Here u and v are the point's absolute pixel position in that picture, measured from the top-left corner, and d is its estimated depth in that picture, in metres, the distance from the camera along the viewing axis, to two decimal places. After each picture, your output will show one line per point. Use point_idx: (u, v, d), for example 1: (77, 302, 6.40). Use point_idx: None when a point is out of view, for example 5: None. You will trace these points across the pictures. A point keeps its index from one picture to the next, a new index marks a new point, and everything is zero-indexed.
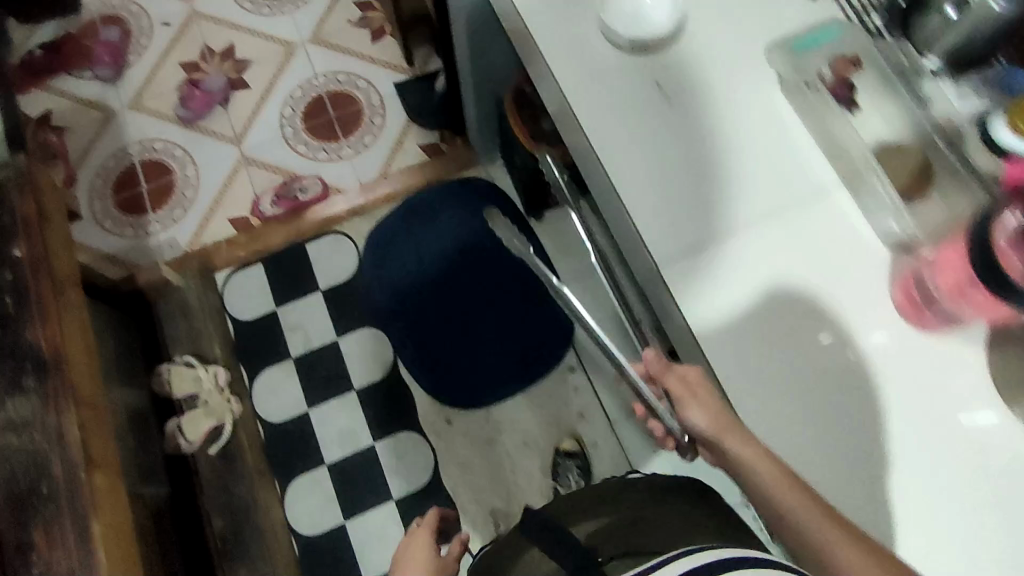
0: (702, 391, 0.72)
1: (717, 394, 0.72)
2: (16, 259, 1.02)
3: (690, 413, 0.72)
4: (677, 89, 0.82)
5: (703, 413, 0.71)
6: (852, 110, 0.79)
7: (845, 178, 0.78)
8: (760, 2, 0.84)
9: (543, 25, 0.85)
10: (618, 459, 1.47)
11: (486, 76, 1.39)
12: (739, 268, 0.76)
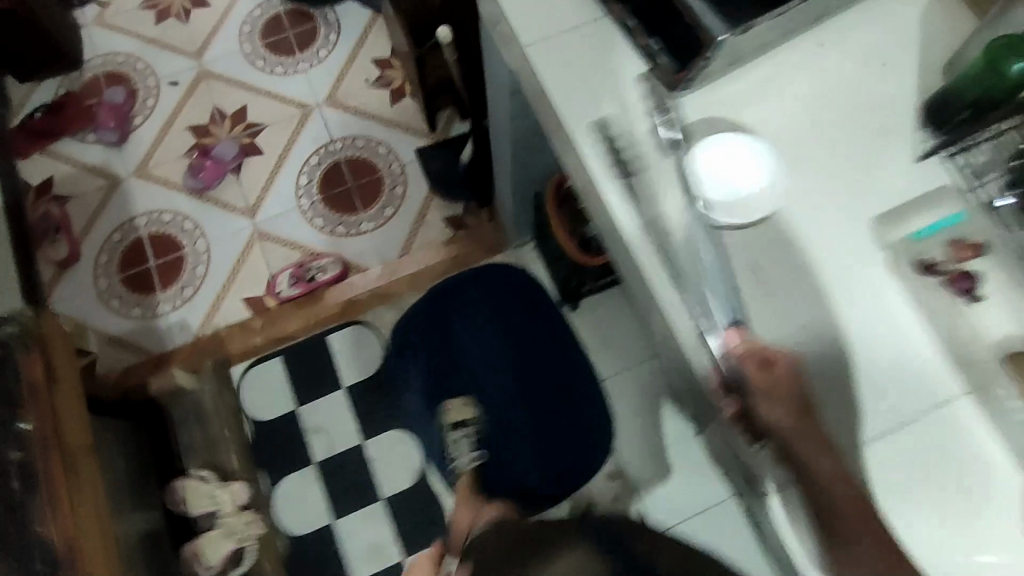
0: (788, 384, 0.66)
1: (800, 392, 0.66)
2: (22, 435, 0.98)
3: (769, 409, 0.65)
4: (773, 277, 0.73)
5: (782, 410, 0.64)
6: (973, 302, 0.71)
7: (972, 390, 0.69)
8: (855, 174, 0.76)
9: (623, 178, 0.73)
10: None
11: (525, 179, 1.28)
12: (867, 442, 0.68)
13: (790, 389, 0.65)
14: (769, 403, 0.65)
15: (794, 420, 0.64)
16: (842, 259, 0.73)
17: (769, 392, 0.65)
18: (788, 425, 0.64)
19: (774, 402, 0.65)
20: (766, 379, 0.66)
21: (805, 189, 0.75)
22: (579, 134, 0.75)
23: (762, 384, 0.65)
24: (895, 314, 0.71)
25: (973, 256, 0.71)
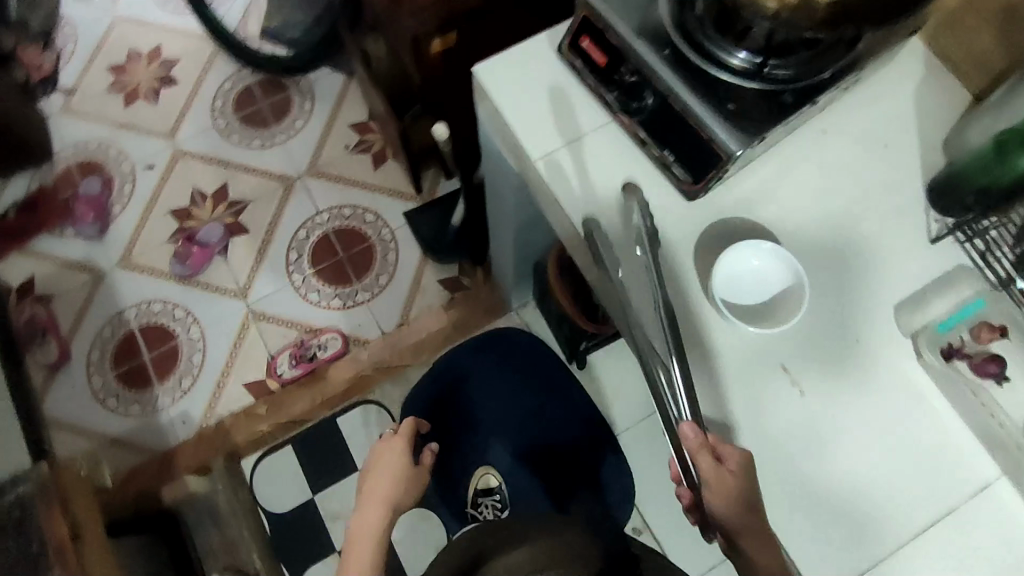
0: (738, 480, 0.67)
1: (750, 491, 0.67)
2: None
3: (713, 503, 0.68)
4: (799, 371, 0.74)
5: (726, 506, 0.67)
6: (1005, 382, 0.72)
7: (1011, 473, 0.70)
8: (876, 262, 0.78)
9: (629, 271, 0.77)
10: None
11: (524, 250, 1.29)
12: (899, 536, 0.69)
13: (743, 484, 0.67)
14: (723, 498, 0.67)
15: (740, 517, 0.67)
16: (868, 353, 0.75)
17: (722, 487, 0.67)
18: (737, 520, 0.67)
19: (728, 495, 0.67)
20: (717, 476, 0.67)
21: (828, 281, 0.77)
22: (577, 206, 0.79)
23: (711, 480, 0.67)
24: (925, 403, 0.73)
25: (994, 337, 0.73)
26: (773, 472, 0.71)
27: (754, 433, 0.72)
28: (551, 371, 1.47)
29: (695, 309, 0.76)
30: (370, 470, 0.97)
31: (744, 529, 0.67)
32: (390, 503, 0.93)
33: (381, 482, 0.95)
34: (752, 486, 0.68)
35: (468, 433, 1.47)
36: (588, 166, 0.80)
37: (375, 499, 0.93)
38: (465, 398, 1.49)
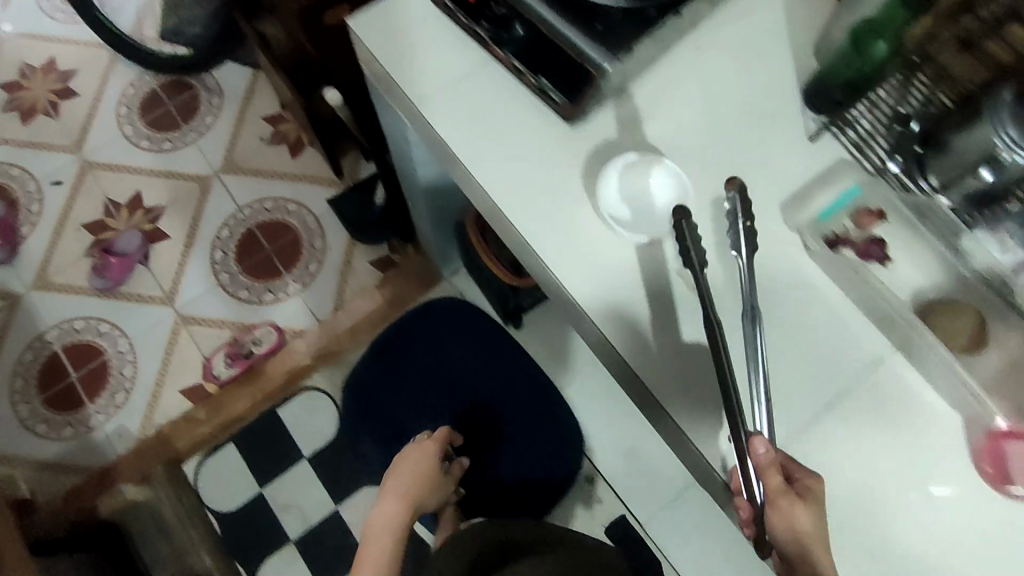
0: (807, 503, 0.64)
1: (817, 511, 0.64)
2: None
3: (776, 522, 0.63)
4: (692, 276, 0.75)
5: (795, 524, 0.63)
6: (885, 264, 0.75)
7: (897, 344, 0.73)
8: (759, 165, 0.79)
9: (518, 202, 0.78)
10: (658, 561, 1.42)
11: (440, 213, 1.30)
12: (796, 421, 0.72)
13: (813, 508, 0.64)
14: (791, 521, 0.63)
15: (809, 534, 0.63)
16: (755, 253, 0.76)
17: (789, 506, 0.63)
18: (807, 539, 0.63)
19: (797, 516, 0.63)
20: (784, 493, 0.63)
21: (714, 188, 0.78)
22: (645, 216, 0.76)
23: (779, 496, 0.63)
24: (810, 289, 0.75)
25: (876, 223, 0.76)
26: (683, 379, 0.72)
27: (658, 344, 0.73)
28: (483, 331, 1.48)
29: (589, 228, 0.77)
30: (404, 464, 1.11)
31: (811, 555, 0.62)
32: (411, 493, 1.08)
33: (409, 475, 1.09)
34: (822, 515, 0.64)
35: (410, 409, 1.45)
36: (471, 104, 0.81)
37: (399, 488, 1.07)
38: (447, 390, 1.45)
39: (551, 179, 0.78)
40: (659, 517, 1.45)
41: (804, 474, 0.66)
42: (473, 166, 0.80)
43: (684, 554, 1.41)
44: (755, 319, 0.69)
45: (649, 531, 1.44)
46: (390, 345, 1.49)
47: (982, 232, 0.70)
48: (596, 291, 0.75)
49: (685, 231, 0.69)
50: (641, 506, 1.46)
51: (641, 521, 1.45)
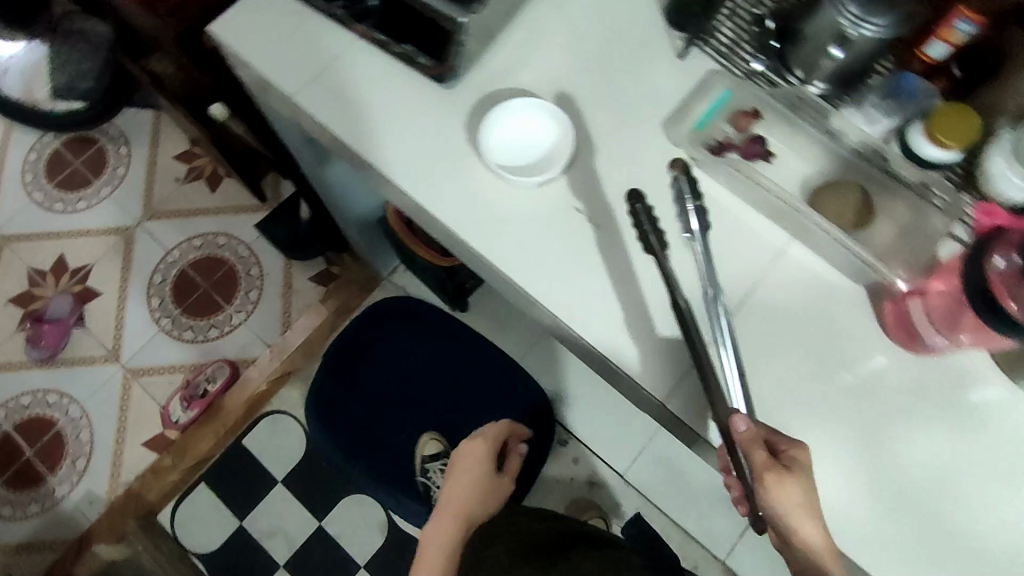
0: (795, 475, 0.64)
1: (808, 481, 0.65)
2: None
3: (768, 497, 0.64)
4: (589, 207, 0.76)
5: (785, 497, 0.64)
6: (769, 160, 0.77)
7: (793, 233, 0.76)
8: (634, 88, 0.80)
9: (409, 172, 0.78)
10: (644, 505, 1.44)
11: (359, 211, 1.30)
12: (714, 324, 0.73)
13: (801, 480, 0.64)
14: (779, 494, 0.64)
15: (799, 505, 0.64)
16: (646, 172, 0.77)
17: (778, 480, 0.64)
18: (795, 508, 0.64)
19: (784, 489, 0.64)
20: (771, 468, 0.64)
21: (596, 119, 0.79)
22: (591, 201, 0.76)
23: (766, 472, 0.64)
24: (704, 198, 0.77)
25: (754, 122, 0.77)
26: (598, 306, 0.73)
27: (566, 277, 0.74)
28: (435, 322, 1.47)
29: (480, 182, 0.78)
30: (459, 473, 1.02)
31: (798, 521, 0.64)
32: (470, 505, 1.01)
33: (465, 486, 1.01)
34: (812, 484, 0.65)
35: (378, 413, 1.43)
36: (344, 86, 0.81)
37: (457, 501, 1.00)
38: (431, 403, 1.45)
39: (436, 142, 0.79)
40: (637, 465, 1.47)
41: (790, 445, 0.66)
42: (358, 146, 0.80)
43: (668, 493, 1.44)
44: (716, 295, 0.67)
45: (631, 479, 1.46)
46: (344, 355, 1.43)
47: (850, 108, 0.75)
48: (499, 242, 0.76)
49: (641, 212, 0.67)
50: (618, 459, 1.47)
51: (620, 472, 1.46)
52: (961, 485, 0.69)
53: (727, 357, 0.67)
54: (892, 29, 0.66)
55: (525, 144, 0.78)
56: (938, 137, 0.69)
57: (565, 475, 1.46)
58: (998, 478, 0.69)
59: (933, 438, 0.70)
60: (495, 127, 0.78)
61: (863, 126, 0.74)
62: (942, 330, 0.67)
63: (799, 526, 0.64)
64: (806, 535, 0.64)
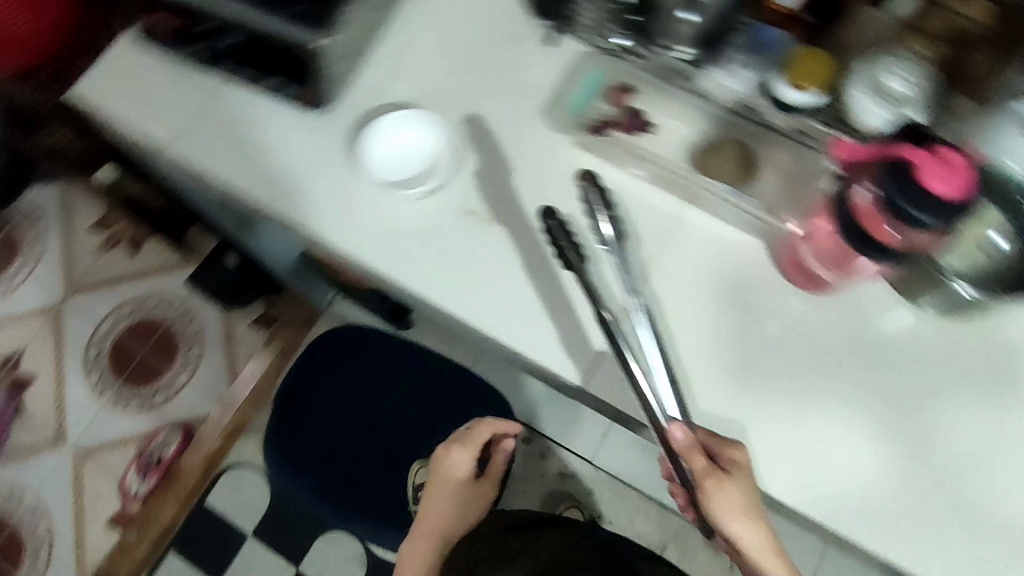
0: (733, 477, 0.64)
1: (747, 481, 0.65)
2: None
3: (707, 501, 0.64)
4: (480, 209, 0.76)
5: (723, 499, 0.64)
6: (651, 130, 0.78)
7: (684, 198, 0.76)
8: (508, 84, 0.80)
9: (297, 204, 0.77)
10: (617, 488, 1.45)
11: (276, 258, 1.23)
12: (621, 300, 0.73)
13: (739, 482, 0.64)
14: (719, 498, 0.64)
15: (738, 506, 0.64)
16: (532, 165, 0.78)
17: (717, 485, 0.64)
18: (734, 509, 0.64)
19: (724, 493, 0.64)
20: (707, 473, 0.64)
21: (476, 119, 0.79)
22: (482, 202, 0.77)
23: (704, 477, 0.64)
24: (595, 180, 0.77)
25: (626, 96, 0.79)
26: (503, 306, 0.74)
27: (470, 283, 0.75)
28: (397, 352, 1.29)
29: (371, 202, 0.77)
30: (444, 485, 1.03)
31: (738, 523, 0.64)
32: (454, 512, 1.05)
33: (449, 496, 1.04)
34: (751, 485, 0.65)
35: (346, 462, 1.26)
36: (219, 129, 0.80)
37: (441, 510, 1.03)
38: (376, 441, 1.29)
39: (320, 170, 0.78)
40: (603, 449, 1.47)
41: (728, 447, 0.67)
42: (243, 187, 0.79)
43: (638, 472, 1.45)
44: (634, 296, 0.69)
45: (600, 465, 1.46)
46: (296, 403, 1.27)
47: (714, 69, 0.75)
48: (398, 258, 0.76)
49: (556, 228, 0.67)
50: (584, 447, 1.47)
51: (589, 459, 1.46)
52: (876, 412, 0.71)
53: (654, 357, 0.68)
54: None
55: (408, 154, 0.78)
56: (804, 84, 0.71)
57: (535, 471, 1.46)
58: (913, 402, 0.71)
59: (843, 372, 0.72)
60: (376, 140, 0.77)
61: (730, 83, 0.74)
62: (830, 267, 0.69)
63: (737, 528, 0.64)
64: (749, 536, 0.64)
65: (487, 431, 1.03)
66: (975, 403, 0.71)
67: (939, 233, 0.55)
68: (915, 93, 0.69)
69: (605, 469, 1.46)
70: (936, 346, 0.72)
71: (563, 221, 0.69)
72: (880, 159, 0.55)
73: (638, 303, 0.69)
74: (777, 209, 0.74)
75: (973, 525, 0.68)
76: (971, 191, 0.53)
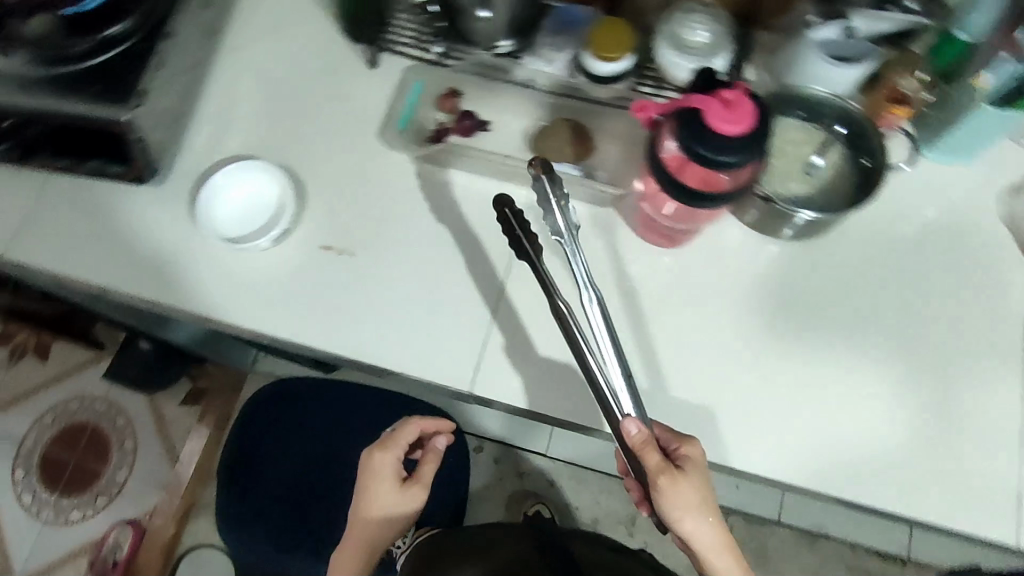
0: (689, 473, 0.63)
1: (701, 473, 0.64)
2: None
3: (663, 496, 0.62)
4: (337, 243, 0.76)
5: (680, 494, 0.62)
6: (487, 127, 0.79)
7: (531, 185, 0.77)
8: (341, 116, 0.80)
9: (150, 281, 0.75)
10: (576, 473, 1.40)
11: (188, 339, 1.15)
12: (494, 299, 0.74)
13: (694, 478, 0.63)
14: (672, 495, 0.62)
15: (693, 499, 0.63)
16: (380, 189, 0.78)
17: (671, 482, 0.61)
18: (689, 501, 0.63)
19: (677, 489, 0.62)
20: (665, 469, 0.61)
21: (315, 156, 0.79)
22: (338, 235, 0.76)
23: (662, 474, 0.61)
24: (444, 188, 0.78)
25: (457, 101, 0.81)
26: (380, 334, 0.73)
27: (341, 318, 0.74)
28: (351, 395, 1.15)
29: (224, 261, 0.75)
30: (364, 497, 0.80)
31: (690, 516, 0.63)
32: (380, 531, 0.81)
33: (368, 514, 0.80)
34: (704, 480, 0.64)
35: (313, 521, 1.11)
36: (54, 223, 0.77)
37: (359, 529, 0.80)
38: (312, 487, 1.14)
39: (168, 241, 0.76)
40: (555, 440, 1.41)
41: (680, 443, 0.65)
42: (90, 276, 0.75)
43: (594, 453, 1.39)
44: (592, 290, 0.61)
45: (554, 455, 1.40)
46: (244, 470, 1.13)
47: (529, 56, 0.77)
48: (265, 311, 0.74)
49: (510, 216, 0.61)
50: (535, 442, 1.41)
51: (543, 453, 1.41)
52: (747, 350, 0.73)
53: (610, 354, 0.62)
54: None
55: (253, 205, 0.77)
56: (608, 54, 0.72)
57: (494, 476, 1.40)
58: (786, 331, 0.74)
59: (710, 320, 0.74)
60: (219, 197, 0.76)
61: (546, 69, 0.76)
62: (674, 222, 0.72)
63: (688, 518, 0.63)
64: (702, 525, 0.63)
65: (413, 430, 0.81)
66: (873, 326, 0.74)
67: (753, 165, 0.58)
68: (718, 40, 0.72)
69: (559, 458, 1.40)
70: (794, 274, 0.76)
71: (518, 211, 0.62)
72: (673, 112, 0.57)
73: (595, 296, 0.61)
74: (617, 178, 0.77)
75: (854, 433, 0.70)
76: (757, 123, 0.55)
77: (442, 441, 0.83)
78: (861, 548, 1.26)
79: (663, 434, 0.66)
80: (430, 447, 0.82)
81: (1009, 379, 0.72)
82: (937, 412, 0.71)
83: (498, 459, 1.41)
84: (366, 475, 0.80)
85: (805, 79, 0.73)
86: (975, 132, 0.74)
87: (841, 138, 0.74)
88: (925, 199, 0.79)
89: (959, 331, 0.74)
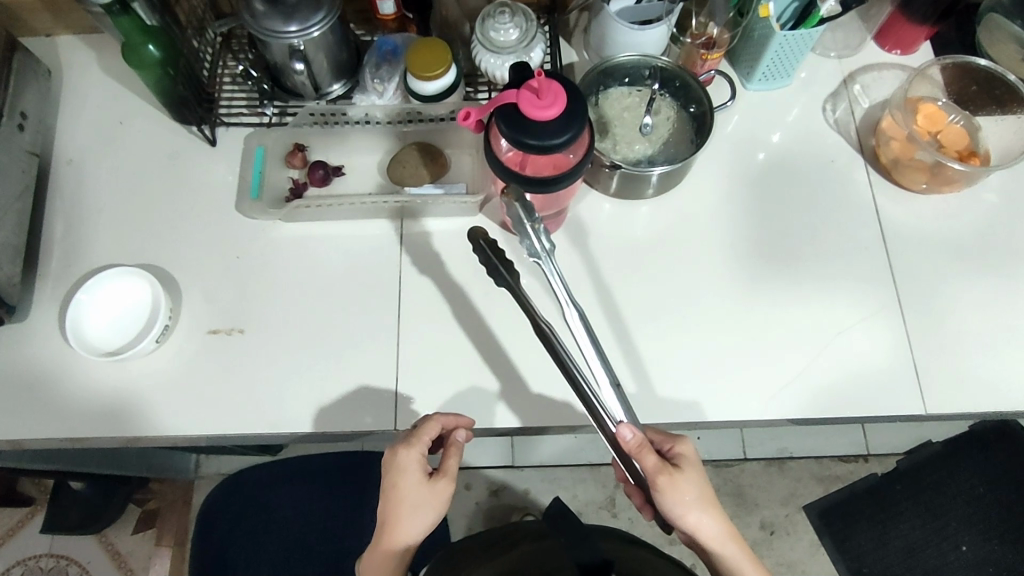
0: (687, 469, 0.61)
1: (699, 467, 0.62)
2: None
3: (666, 496, 0.60)
4: (224, 324, 0.75)
5: (682, 494, 0.60)
6: (338, 170, 0.81)
7: (398, 215, 0.79)
8: (196, 202, 0.80)
9: (37, 417, 0.71)
10: (551, 473, 1.29)
11: (127, 464, 1.04)
12: (393, 331, 0.74)
13: (693, 473, 0.61)
14: (673, 493, 0.59)
15: (696, 494, 0.60)
16: (255, 260, 0.78)
17: (671, 480, 0.59)
18: (693, 498, 0.60)
19: (678, 487, 0.60)
20: (663, 469, 0.59)
21: (177, 247, 0.78)
22: (221, 316, 0.75)
23: (661, 475, 0.59)
24: (318, 243, 0.78)
25: (305, 155, 0.81)
26: (291, 399, 0.72)
27: (246, 395, 0.72)
28: (306, 463, 1.03)
29: (110, 376, 0.73)
30: (388, 504, 0.63)
31: (696, 511, 0.60)
32: (408, 542, 0.64)
33: (394, 526, 0.63)
34: (702, 476, 0.62)
35: None
36: None
37: (384, 547, 0.64)
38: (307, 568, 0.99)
39: (48, 374, 0.73)
40: (517, 449, 1.30)
41: (672, 443, 0.63)
42: None
43: (559, 446, 1.30)
44: (574, 304, 0.57)
45: (522, 464, 1.30)
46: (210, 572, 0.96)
47: (359, 94, 0.81)
48: (166, 413, 0.72)
49: (485, 247, 0.60)
50: (499, 456, 1.30)
51: (510, 465, 1.30)
52: (631, 311, 0.76)
53: (597, 365, 0.60)
54: (314, 25, 0.71)
55: (124, 312, 0.75)
56: (425, 73, 0.74)
57: (468, 504, 1.27)
58: (676, 282, 0.77)
59: (587, 294, 0.77)
60: (85, 313, 0.74)
61: (378, 101, 0.81)
62: (541, 214, 0.73)
63: (691, 515, 0.60)
64: (710, 518, 0.61)
65: (432, 422, 0.64)
66: (747, 252, 0.79)
67: (585, 134, 0.62)
68: (528, 34, 0.75)
69: (529, 461, 1.30)
70: (667, 229, 0.80)
71: (495, 239, 0.61)
72: (493, 112, 0.60)
73: (576, 311, 0.57)
74: (472, 186, 0.80)
75: (752, 358, 0.74)
76: (568, 102, 0.59)
77: (467, 433, 0.65)
78: (828, 459, 1.28)
79: (656, 436, 0.64)
80: (451, 441, 0.64)
81: (873, 266, 0.78)
82: (822, 315, 0.76)
83: (466, 484, 1.29)
84: (386, 477, 0.64)
85: (615, 50, 0.79)
86: (785, 56, 0.81)
87: (662, 93, 0.79)
88: (762, 125, 0.85)
89: (822, 234, 0.80)
